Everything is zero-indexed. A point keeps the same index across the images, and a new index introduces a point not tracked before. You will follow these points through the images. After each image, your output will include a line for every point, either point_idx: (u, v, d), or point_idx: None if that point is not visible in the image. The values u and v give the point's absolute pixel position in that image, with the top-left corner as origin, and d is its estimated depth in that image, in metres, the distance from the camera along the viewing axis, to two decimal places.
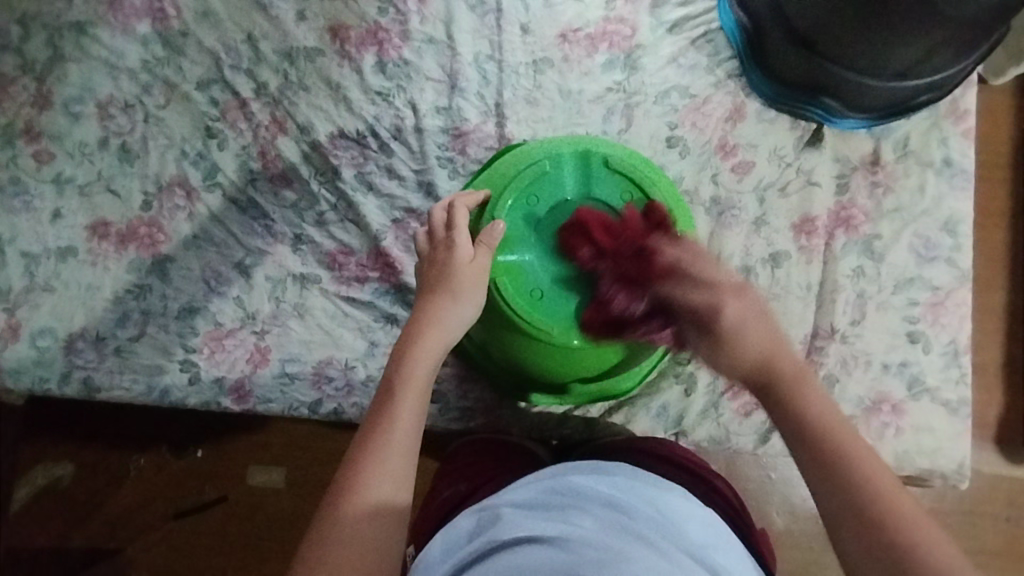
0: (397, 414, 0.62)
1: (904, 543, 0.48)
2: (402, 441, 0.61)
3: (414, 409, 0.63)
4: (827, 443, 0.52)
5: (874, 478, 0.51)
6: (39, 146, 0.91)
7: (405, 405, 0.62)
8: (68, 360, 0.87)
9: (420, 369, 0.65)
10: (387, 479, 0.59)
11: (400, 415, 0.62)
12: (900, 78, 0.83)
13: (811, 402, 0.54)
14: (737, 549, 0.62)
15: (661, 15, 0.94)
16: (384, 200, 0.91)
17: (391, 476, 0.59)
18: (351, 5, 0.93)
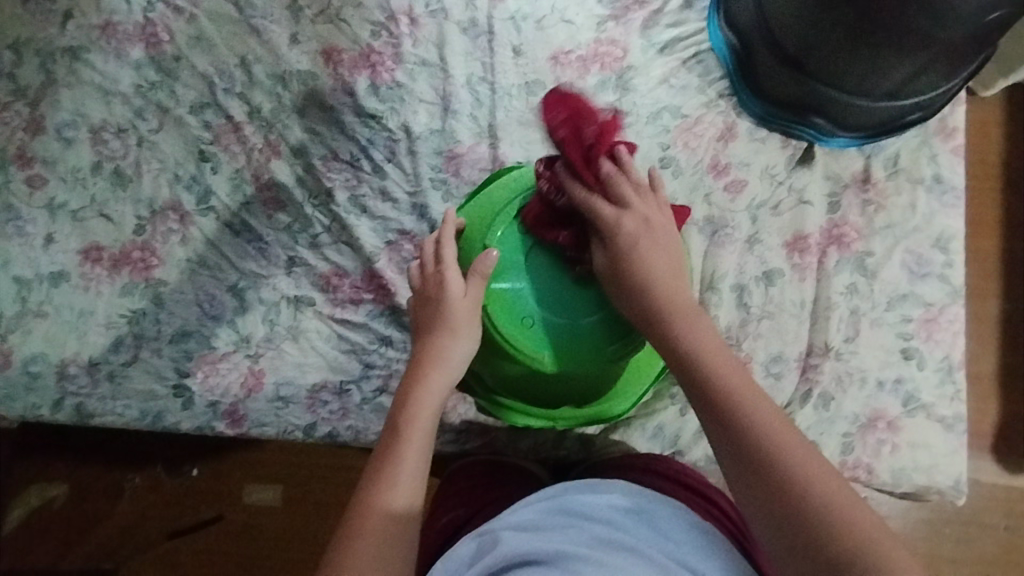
0: (404, 454, 0.62)
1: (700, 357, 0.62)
2: (408, 481, 0.61)
3: (421, 446, 0.64)
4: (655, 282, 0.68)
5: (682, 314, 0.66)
6: (32, 171, 0.91)
7: (410, 443, 0.63)
8: (61, 387, 0.86)
9: (425, 410, 0.66)
10: (394, 518, 0.59)
11: (406, 455, 0.62)
12: (889, 99, 0.84)
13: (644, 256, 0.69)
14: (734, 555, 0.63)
15: (652, 36, 0.95)
16: (377, 222, 0.91)
17: (398, 515, 0.59)
18: (343, 28, 0.94)
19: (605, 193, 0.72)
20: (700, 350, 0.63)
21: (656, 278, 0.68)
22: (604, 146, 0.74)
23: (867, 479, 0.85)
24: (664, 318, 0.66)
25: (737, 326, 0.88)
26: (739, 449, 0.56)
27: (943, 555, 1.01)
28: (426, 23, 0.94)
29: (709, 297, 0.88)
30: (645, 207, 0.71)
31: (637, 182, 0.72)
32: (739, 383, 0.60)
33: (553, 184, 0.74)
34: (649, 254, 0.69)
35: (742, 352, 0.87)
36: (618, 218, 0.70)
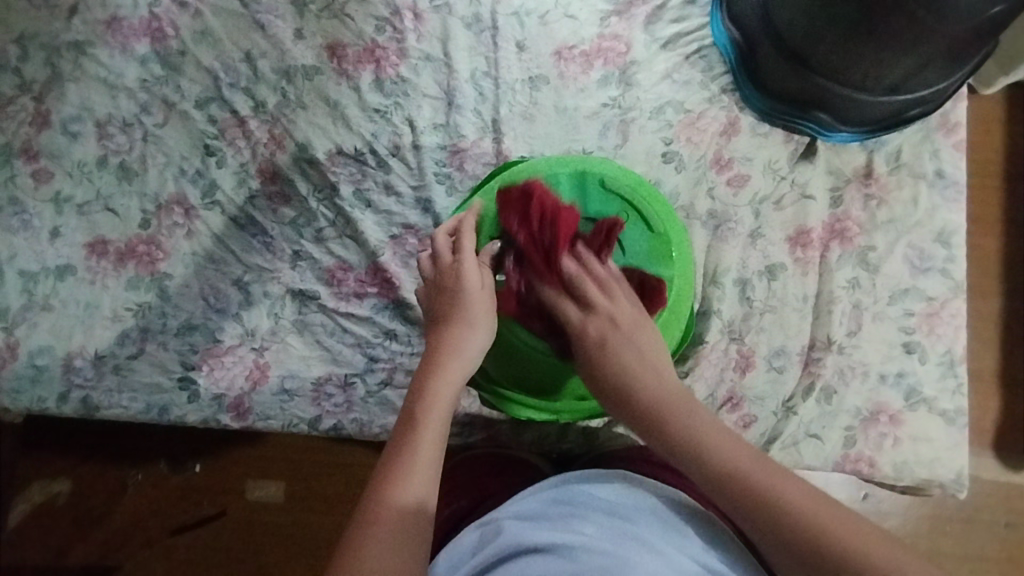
0: (420, 445, 0.62)
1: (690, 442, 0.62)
2: (424, 471, 0.61)
3: (438, 437, 0.63)
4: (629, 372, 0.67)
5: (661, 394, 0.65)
6: (38, 165, 0.91)
7: (426, 433, 0.63)
8: (67, 380, 0.87)
9: (442, 400, 0.65)
10: (412, 507, 0.59)
11: (422, 445, 0.62)
12: (891, 93, 0.84)
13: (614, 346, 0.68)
14: (734, 544, 0.63)
15: (655, 32, 0.95)
16: (381, 216, 0.91)
17: (416, 505, 0.59)
18: (348, 23, 0.94)
19: (569, 295, 0.72)
20: (703, 444, 0.61)
21: (640, 371, 0.66)
22: (562, 245, 0.73)
23: (869, 472, 0.85)
24: (658, 423, 0.64)
25: (740, 320, 0.88)
26: (767, 534, 0.57)
27: (944, 551, 1.01)
28: (430, 18, 0.95)
29: (712, 291, 0.89)
30: (612, 307, 0.70)
31: (601, 278, 0.71)
32: (754, 471, 0.59)
33: (520, 287, 0.75)
34: (627, 351, 0.67)
35: (745, 346, 0.88)
36: (585, 324, 0.70)
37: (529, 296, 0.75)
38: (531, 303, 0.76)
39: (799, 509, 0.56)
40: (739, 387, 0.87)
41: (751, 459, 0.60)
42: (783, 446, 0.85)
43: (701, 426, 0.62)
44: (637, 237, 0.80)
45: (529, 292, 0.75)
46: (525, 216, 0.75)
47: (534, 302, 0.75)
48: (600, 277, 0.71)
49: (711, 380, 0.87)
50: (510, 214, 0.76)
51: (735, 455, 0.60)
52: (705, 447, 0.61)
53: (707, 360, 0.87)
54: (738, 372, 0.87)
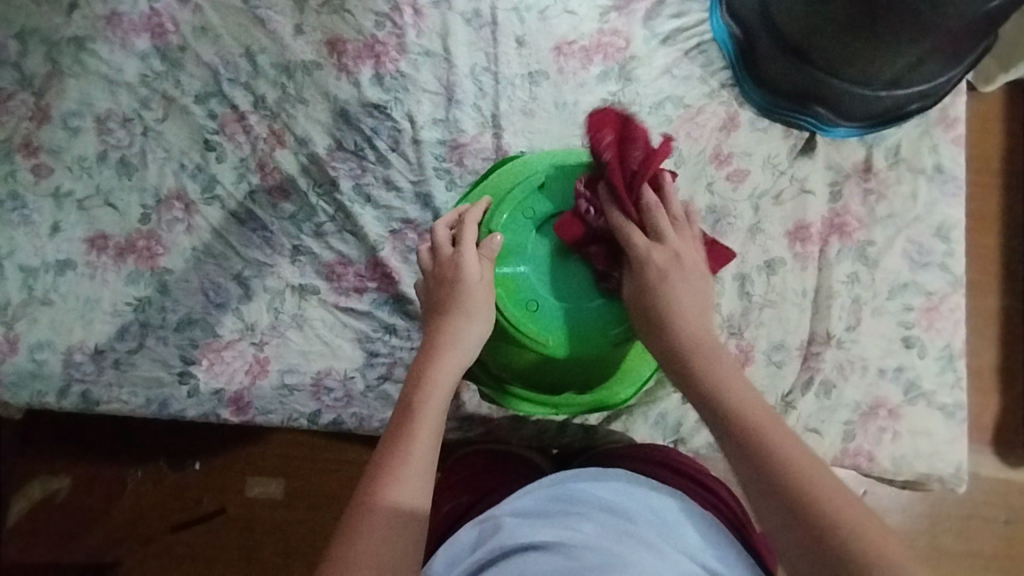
0: (416, 434, 0.62)
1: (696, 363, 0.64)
2: (421, 459, 0.61)
3: (434, 427, 0.63)
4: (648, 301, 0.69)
5: (677, 313, 0.67)
6: (38, 160, 0.91)
7: (423, 423, 0.63)
8: (66, 374, 0.87)
9: (438, 390, 0.66)
10: (408, 496, 0.59)
11: (418, 434, 0.62)
12: (891, 87, 0.84)
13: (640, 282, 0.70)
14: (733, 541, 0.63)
15: (655, 27, 0.95)
16: (381, 211, 0.91)
17: (412, 494, 0.59)
18: (347, 19, 0.94)
19: (643, 223, 0.71)
20: (739, 406, 0.60)
21: (681, 318, 0.67)
22: (648, 174, 0.72)
23: (868, 466, 0.86)
24: (687, 358, 0.65)
25: (739, 314, 0.88)
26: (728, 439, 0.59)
27: (943, 547, 1.01)
28: (430, 13, 0.95)
29: (711, 285, 0.89)
30: (680, 246, 0.70)
31: (675, 218, 0.71)
32: (735, 396, 0.61)
33: (592, 209, 0.74)
34: (678, 296, 0.67)
35: (744, 340, 0.88)
36: (648, 252, 0.69)
37: (601, 220, 0.73)
38: (597, 232, 0.74)
39: (811, 482, 0.53)
40: None
41: (778, 426, 0.58)
42: None
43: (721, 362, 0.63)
44: None
45: (601, 217, 0.73)
46: (614, 138, 0.73)
47: (603, 227, 0.74)
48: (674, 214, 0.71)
49: None
50: (605, 131, 0.74)
51: (758, 410, 0.60)
52: (734, 397, 0.61)
53: None
54: (737, 366, 0.87)
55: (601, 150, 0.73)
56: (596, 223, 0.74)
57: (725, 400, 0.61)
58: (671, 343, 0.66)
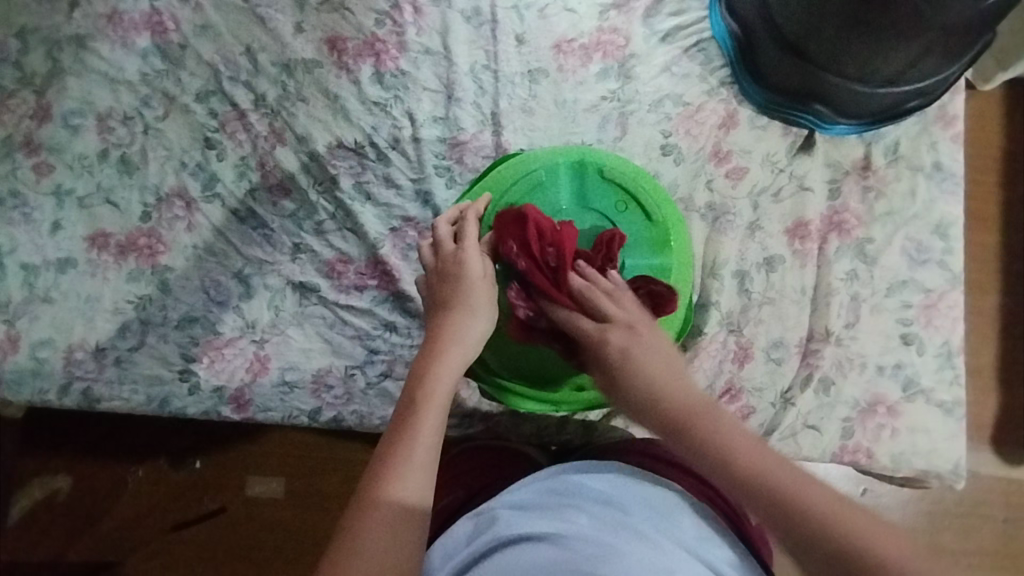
0: (419, 429, 0.62)
1: (691, 428, 0.59)
2: (424, 455, 0.61)
3: (437, 422, 0.64)
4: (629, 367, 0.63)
5: (660, 377, 0.62)
6: (39, 158, 0.91)
7: (426, 418, 0.63)
8: (67, 372, 0.87)
9: (441, 385, 0.66)
10: (411, 491, 0.59)
11: (421, 430, 0.62)
12: (887, 86, 0.85)
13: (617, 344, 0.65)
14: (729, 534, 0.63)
15: (654, 25, 0.95)
16: (381, 209, 0.91)
17: (415, 489, 0.59)
18: (348, 17, 0.94)
19: (580, 311, 0.67)
20: (752, 462, 0.56)
21: (657, 381, 0.62)
22: (566, 265, 0.69)
23: (867, 463, 0.86)
24: (680, 423, 0.60)
25: (738, 312, 0.89)
26: (754, 502, 0.55)
27: (942, 545, 1.02)
28: (429, 11, 0.95)
29: (711, 283, 0.89)
30: (626, 314, 0.66)
31: (611, 293, 0.67)
32: (744, 453, 0.56)
33: (527, 309, 0.72)
34: (647, 360, 0.63)
35: (743, 337, 0.88)
36: (600, 335, 0.66)
37: (541, 322, 0.72)
38: (543, 329, 0.73)
39: (852, 524, 0.51)
40: (737, 378, 0.87)
41: (787, 467, 0.55)
42: (781, 437, 0.86)
43: (718, 423, 0.59)
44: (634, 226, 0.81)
45: (539, 316, 0.72)
46: (524, 242, 0.71)
47: (547, 325, 0.72)
48: (606, 290, 0.67)
49: (710, 371, 0.87)
50: (509, 240, 0.72)
51: (768, 461, 0.56)
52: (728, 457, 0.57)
53: (706, 352, 0.88)
54: (736, 364, 0.87)
55: (512, 257, 0.72)
56: (537, 322, 0.72)
57: (726, 455, 0.57)
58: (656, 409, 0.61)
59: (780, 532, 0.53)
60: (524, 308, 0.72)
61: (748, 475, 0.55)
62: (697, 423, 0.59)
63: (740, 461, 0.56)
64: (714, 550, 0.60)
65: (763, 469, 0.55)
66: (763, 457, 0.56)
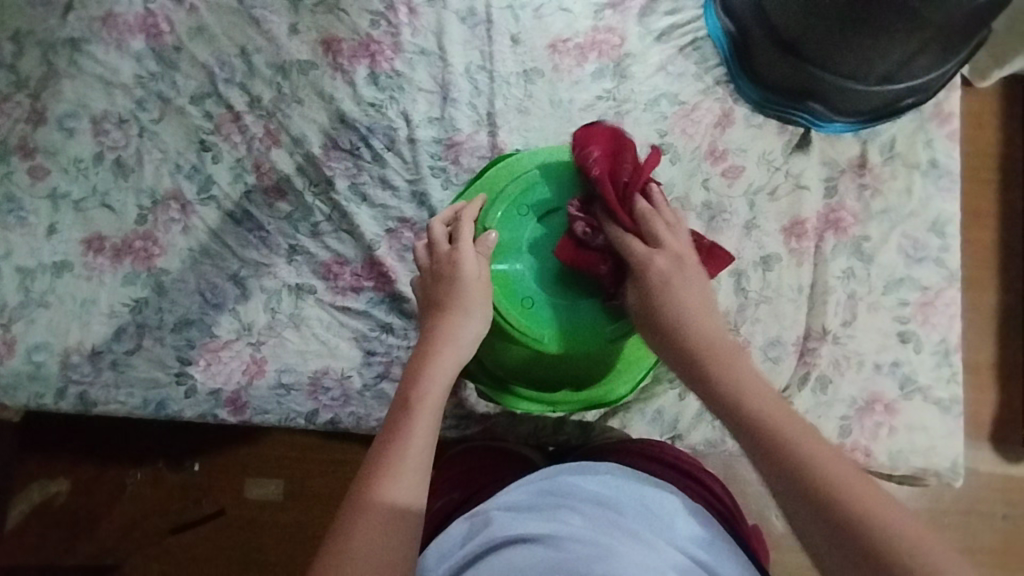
0: (414, 429, 0.63)
1: (710, 368, 0.62)
2: (418, 454, 0.61)
3: (431, 422, 0.64)
4: (660, 307, 0.68)
5: (690, 319, 0.66)
6: (34, 162, 0.91)
7: (420, 419, 0.63)
8: (64, 375, 0.87)
9: (435, 386, 0.66)
10: (404, 491, 0.59)
11: (416, 430, 0.62)
12: (884, 83, 0.84)
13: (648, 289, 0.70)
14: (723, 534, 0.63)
15: (649, 24, 0.95)
16: (377, 210, 0.91)
17: (409, 489, 0.59)
18: (343, 18, 0.94)
19: (641, 234, 0.72)
20: (758, 404, 0.58)
21: (691, 317, 0.66)
22: (636, 185, 0.74)
23: (865, 461, 0.86)
24: (701, 363, 0.63)
25: (735, 311, 0.88)
26: (748, 439, 0.56)
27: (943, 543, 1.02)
28: (424, 12, 0.95)
29: (707, 282, 0.89)
30: (678, 245, 0.71)
31: (671, 221, 0.72)
32: (753, 395, 0.58)
33: (590, 224, 0.74)
34: (683, 294, 0.67)
35: (740, 336, 0.88)
36: (649, 259, 0.70)
37: (599, 237, 0.74)
38: (598, 245, 0.74)
39: (849, 486, 0.50)
40: None
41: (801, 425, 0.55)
42: None
43: (739, 369, 0.61)
44: None
45: (598, 233, 0.74)
46: (594, 155, 0.75)
47: (600, 244, 0.74)
48: (666, 220, 0.72)
49: None
50: (591, 147, 0.75)
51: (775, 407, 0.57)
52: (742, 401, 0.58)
53: None
54: None
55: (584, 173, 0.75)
56: (595, 237, 0.74)
57: (740, 403, 0.58)
58: (685, 342, 0.65)
59: (779, 482, 0.53)
60: (586, 223, 0.74)
61: (751, 412, 0.57)
62: (718, 362, 0.62)
63: (751, 400, 0.58)
64: (709, 551, 0.60)
65: (766, 411, 0.57)
66: (772, 404, 0.57)
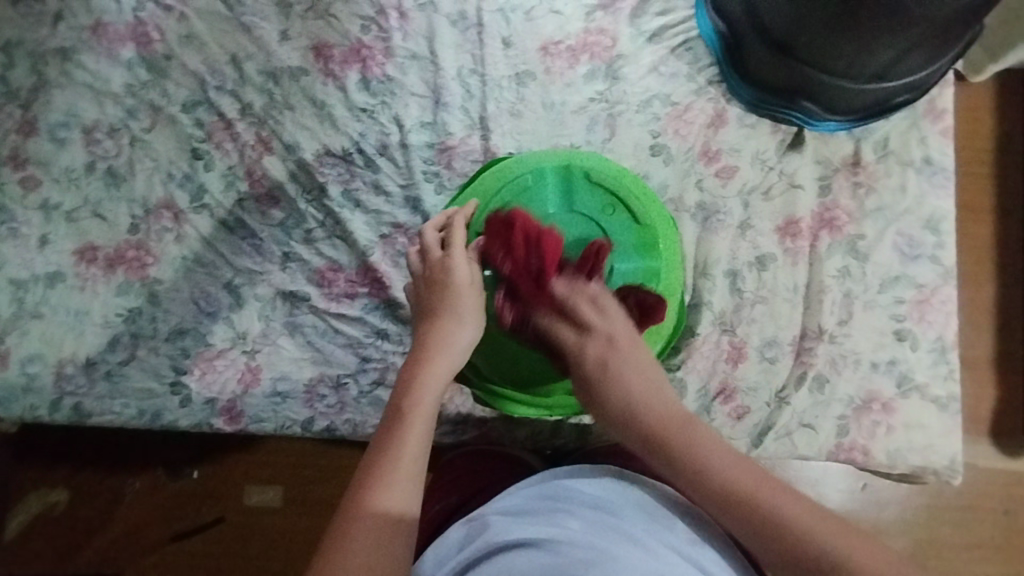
0: (407, 438, 0.62)
1: (674, 447, 0.63)
2: (411, 463, 0.61)
3: (423, 430, 0.63)
4: (613, 390, 0.67)
5: (641, 397, 0.66)
6: (26, 172, 0.91)
7: (413, 427, 0.63)
8: (58, 387, 0.86)
9: (428, 394, 0.65)
10: (398, 500, 0.59)
11: (409, 438, 0.62)
12: (875, 81, 0.84)
13: (591, 368, 0.68)
14: (721, 536, 0.63)
15: (641, 25, 0.95)
16: (371, 216, 0.91)
17: (403, 498, 0.59)
18: (333, 23, 0.94)
19: (567, 320, 0.70)
20: (729, 478, 0.61)
21: (639, 394, 0.66)
22: (550, 272, 0.71)
23: (863, 460, 0.86)
24: (662, 443, 0.64)
25: (731, 312, 0.88)
26: (734, 518, 0.60)
27: (943, 540, 1.02)
28: (415, 16, 0.94)
29: (703, 283, 0.89)
30: (604, 325, 0.69)
31: (593, 302, 0.70)
32: (724, 468, 0.62)
33: (513, 319, 0.73)
34: (630, 379, 0.67)
35: (736, 337, 0.88)
36: (581, 347, 0.69)
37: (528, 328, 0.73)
38: (531, 334, 0.74)
39: (826, 539, 0.56)
40: (732, 378, 0.87)
41: (771, 482, 0.60)
42: (776, 437, 0.85)
43: (701, 443, 0.63)
44: (623, 229, 0.80)
45: (525, 324, 0.73)
46: (503, 248, 0.72)
47: (532, 332, 0.74)
48: (585, 301, 0.70)
49: (703, 372, 0.87)
50: (493, 244, 0.73)
51: (743, 472, 0.61)
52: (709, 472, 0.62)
53: (700, 353, 0.87)
54: (730, 364, 0.87)
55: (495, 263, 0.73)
56: (524, 328, 0.73)
57: (710, 476, 0.61)
58: (639, 425, 0.65)
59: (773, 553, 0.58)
60: (510, 317, 0.73)
61: (729, 488, 0.61)
62: (678, 441, 0.64)
63: (724, 478, 0.61)
64: (706, 556, 0.60)
65: (741, 486, 0.60)
66: (741, 472, 0.61)
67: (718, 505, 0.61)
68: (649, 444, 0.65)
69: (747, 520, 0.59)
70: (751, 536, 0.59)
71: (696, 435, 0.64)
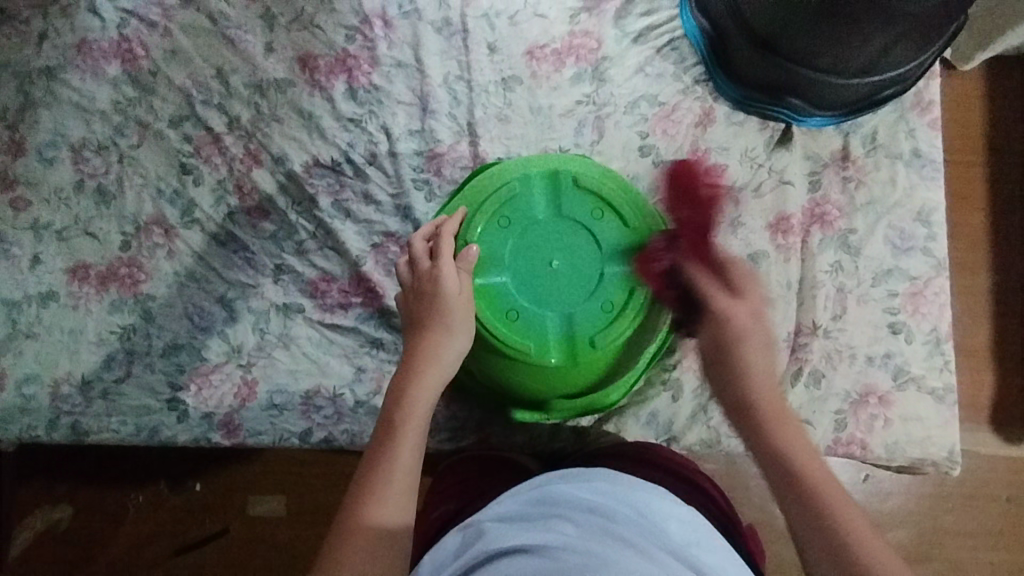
0: (400, 452, 0.62)
1: (766, 423, 0.62)
2: (404, 478, 0.61)
3: (415, 445, 0.64)
4: (727, 351, 0.64)
5: (754, 368, 0.63)
6: (16, 194, 0.91)
7: (405, 441, 0.63)
8: (55, 407, 0.87)
9: (419, 407, 0.66)
10: (392, 516, 0.59)
11: (402, 453, 0.62)
12: (862, 76, 0.84)
13: (714, 327, 0.65)
14: (718, 538, 0.63)
15: (625, 26, 0.95)
16: (362, 226, 0.91)
17: (396, 513, 0.60)
18: (318, 34, 0.94)
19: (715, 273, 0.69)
20: (813, 476, 0.58)
21: (754, 366, 0.63)
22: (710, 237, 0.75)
23: (862, 454, 0.86)
24: (758, 414, 0.62)
25: None
26: (800, 509, 0.58)
27: (945, 529, 1.02)
28: (400, 24, 0.94)
29: None
30: (755, 298, 0.66)
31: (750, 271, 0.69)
32: (811, 464, 0.59)
33: (662, 262, 0.75)
34: (752, 354, 0.63)
35: None
36: (729, 310, 0.65)
37: (670, 278, 0.75)
38: (669, 286, 0.75)
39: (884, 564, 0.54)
40: None
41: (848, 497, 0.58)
42: None
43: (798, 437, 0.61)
44: (613, 232, 0.79)
45: (669, 274, 0.75)
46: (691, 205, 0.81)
47: (670, 282, 0.75)
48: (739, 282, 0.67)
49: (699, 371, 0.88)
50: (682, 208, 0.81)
51: (827, 480, 0.59)
52: (807, 468, 0.59)
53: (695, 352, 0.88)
54: None
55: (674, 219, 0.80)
56: (665, 276, 0.75)
57: (791, 464, 0.59)
58: (738, 389, 0.63)
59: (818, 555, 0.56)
60: (663, 261, 0.75)
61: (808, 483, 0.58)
62: (777, 421, 0.62)
63: (810, 473, 0.59)
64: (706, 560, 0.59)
65: (821, 487, 0.58)
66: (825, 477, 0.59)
67: (788, 492, 0.59)
68: (745, 410, 0.63)
69: (813, 516, 0.57)
70: (807, 529, 0.57)
71: (794, 423, 0.62)
